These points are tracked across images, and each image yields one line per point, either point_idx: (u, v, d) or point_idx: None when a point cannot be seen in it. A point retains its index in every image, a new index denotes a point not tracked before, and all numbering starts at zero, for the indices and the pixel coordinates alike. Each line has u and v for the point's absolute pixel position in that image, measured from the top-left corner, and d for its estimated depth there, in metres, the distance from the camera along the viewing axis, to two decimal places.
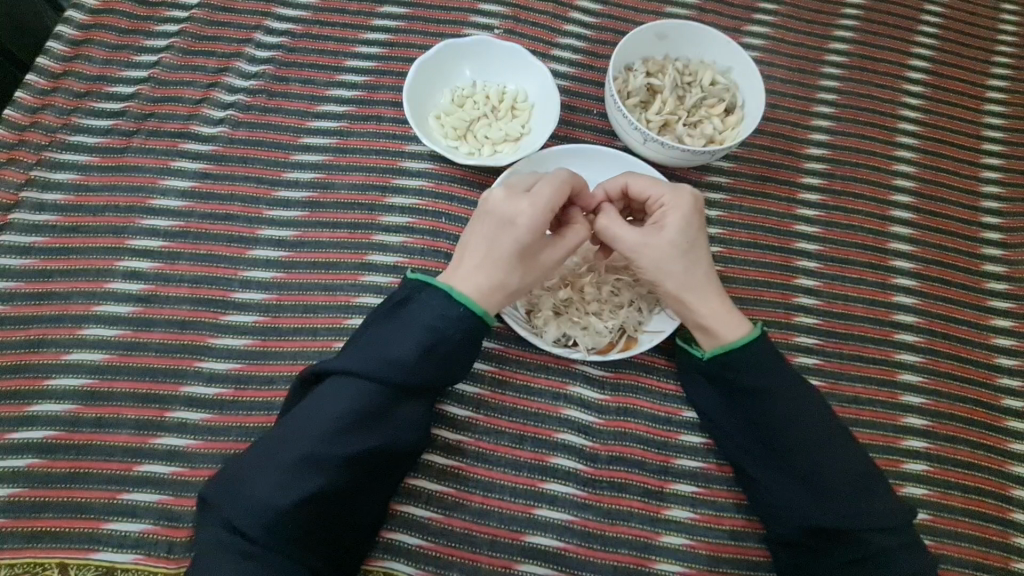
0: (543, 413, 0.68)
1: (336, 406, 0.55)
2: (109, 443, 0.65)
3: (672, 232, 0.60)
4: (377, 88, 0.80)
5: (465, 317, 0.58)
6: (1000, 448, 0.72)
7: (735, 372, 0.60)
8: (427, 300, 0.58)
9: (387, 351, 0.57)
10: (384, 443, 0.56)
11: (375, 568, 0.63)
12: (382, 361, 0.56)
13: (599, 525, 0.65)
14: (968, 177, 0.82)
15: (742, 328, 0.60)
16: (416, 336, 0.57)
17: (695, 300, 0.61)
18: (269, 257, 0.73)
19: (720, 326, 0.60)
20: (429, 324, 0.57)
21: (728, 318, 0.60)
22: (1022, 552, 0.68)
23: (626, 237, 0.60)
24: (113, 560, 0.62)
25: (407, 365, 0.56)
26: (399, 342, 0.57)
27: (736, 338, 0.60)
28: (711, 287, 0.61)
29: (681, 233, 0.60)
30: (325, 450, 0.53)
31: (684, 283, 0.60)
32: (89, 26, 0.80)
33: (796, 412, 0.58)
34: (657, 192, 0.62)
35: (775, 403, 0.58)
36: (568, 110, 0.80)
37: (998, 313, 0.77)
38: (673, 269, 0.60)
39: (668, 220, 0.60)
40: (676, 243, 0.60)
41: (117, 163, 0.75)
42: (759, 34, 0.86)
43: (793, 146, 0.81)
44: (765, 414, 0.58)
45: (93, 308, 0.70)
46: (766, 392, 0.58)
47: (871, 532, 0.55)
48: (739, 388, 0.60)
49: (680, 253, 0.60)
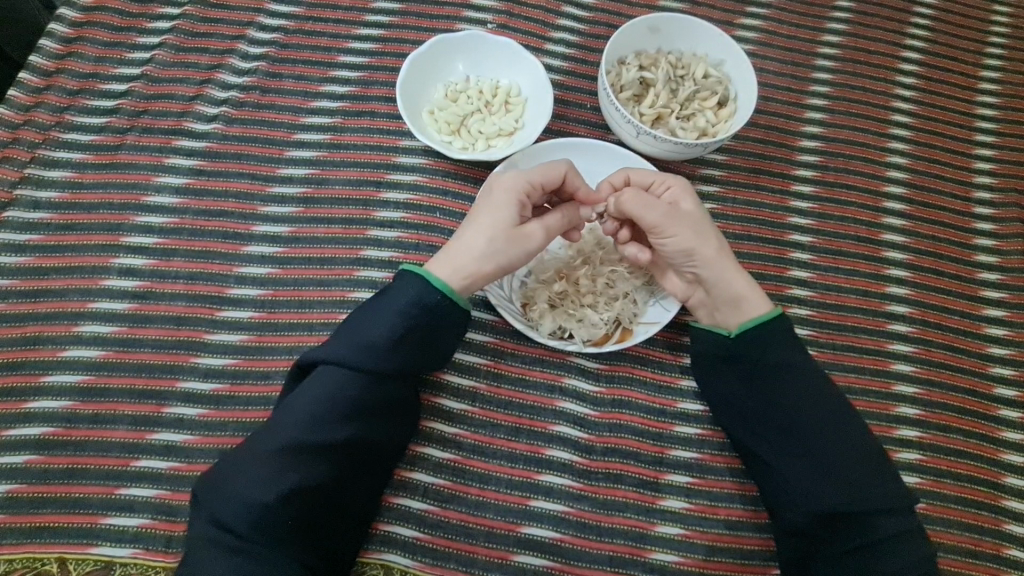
0: (538, 406, 0.69)
1: (316, 394, 0.55)
2: (106, 439, 0.66)
3: (689, 207, 0.64)
4: (370, 84, 0.80)
5: (438, 302, 0.58)
6: (992, 437, 0.72)
7: (763, 347, 0.60)
8: (401, 285, 0.58)
9: (363, 336, 0.57)
10: (363, 432, 0.57)
11: (371, 559, 0.63)
12: (358, 347, 0.56)
13: (594, 516, 0.66)
14: (960, 167, 0.82)
15: (764, 298, 0.63)
16: (389, 322, 0.57)
17: (726, 271, 0.63)
18: (263, 253, 0.73)
19: (751, 296, 0.63)
20: (401, 308, 0.57)
21: (753, 288, 0.63)
22: (1014, 539, 0.69)
23: (657, 209, 0.62)
24: (111, 554, 0.62)
25: (383, 350, 0.56)
26: (373, 326, 0.57)
27: (762, 312, 0.62)
28: (732, 261, 0.64)
29: (696, 208, 0.65)
30: (305, 439, 0.54)
31: (712, 255, 0.63)
32: (81, 24, 0.80)
33: (818, 388, 0.60)
34: (660, 177, 0.67)
35: (795, 380, 0.60)
36: (561, 104, 0.81)
37: (990, 303, 0.77)
38: (702, 240, 0.63)
39: (681, 199, 0.65)
40: (695, 216, 0.64)
41: (111, 161, 0.75)
42: (752, 26, 0.86)
43: (786, 138, 0.82)
44: (786, 392, 0.59)
45: (89, 304, 0.70)
46: (789, 369, 0.60)
47: (878, 515, 0.56)
48: (763, 367, 0.60)
49: (702, 227, 0.64)
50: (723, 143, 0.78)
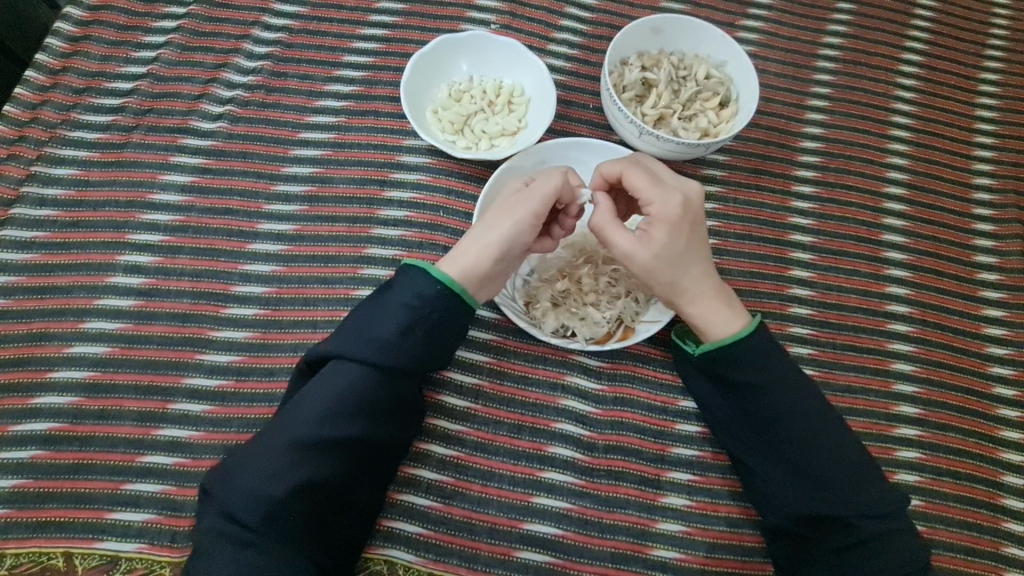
0: (541, 404, 0.69)
1: (323, 390, 0.56)
2: (111, 435, 0.66)
3: (660, 240, 0.60)
4: (374, 84, 0.81)
5: (444, 294, 0.58)
6: (991, 435, 0.73)
7: (729, 366, 0.60)
8: (407, 280, 0.59)
9: (370, 332, 0.57)
10: (370, 427, 0.57)
11: (375, 555, 0.63)
12: (365, 342, 0.57)
13: (596, 513, 0.66)
14: (960, 168, 0.83)
15: (734, 326, 0.60)
16: (394, 317, 0.57)
17: (684, 303, 0.62)
18: (268, 251, 0.73)
19: (710, 327, 0.61)
20: (406, 303, 0.58)
21: (716, 322, 0.61)
22: (1013, 537, 0.70)
23: (617, 240, 0.60)
24: (117, 549, 0.63)
25: (389, 345, 0.57)
26: (380, 321, 0.58)
27: (725, 337, 0.60)
28: (703, 290, 0.61)
29: (669, 242, 0.60)
30: (313, 433, 0.54)
31: (673, 288, 0.61)
32: (88, 23, 0.81)
33: (790, 402, 0.58)
34: (647, 193, 0.61)
35: (767, 396, 0.58)
36: (564, 104, 0.81)
37: (989, 303, 0.78)
38: (662, 277, 0.60)
39: (654, 231, 0.60)
40: (664, 253, 0.60)
41: (116, 159, 0.76)
42: (753, 28, 0.87)
43: (787, 139, 0.82)
44: (760, 407, 0.59)
45: (95, 301, 0.70)
46: (759, 386, 0.58)
47: (861, 519, 0.56)
48: (734, 382, 0.60)
49: (670, 262, 0.60)
50: (725, 144, 0.79)
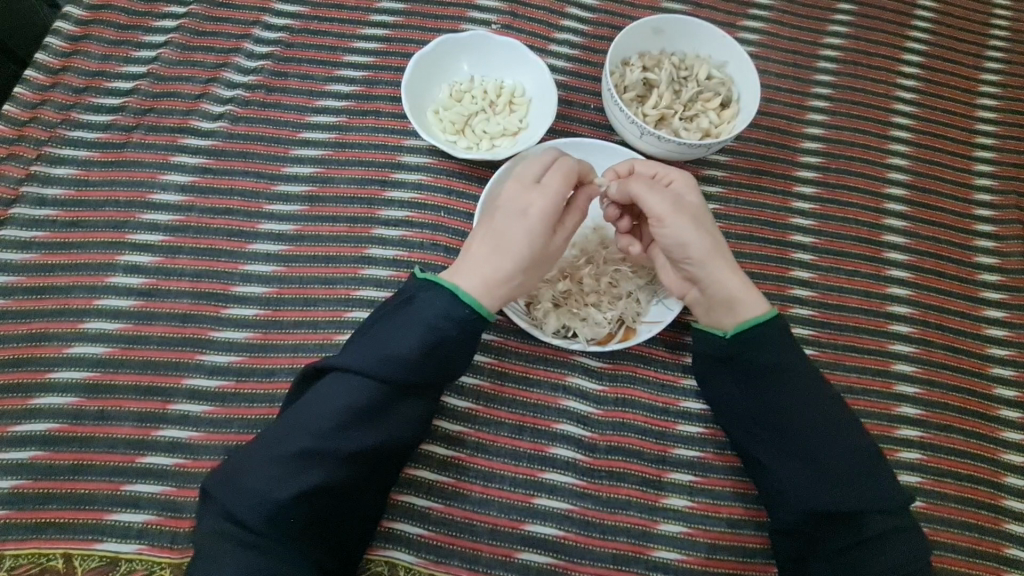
0: (542, 404, 0.69)
1: (338, 402, 0.55)
2: (111, 435, 0.66)
3: (694, 202, 0.63)
4: (374, 84, 0.80)
5: (469, 318, 0.57)
6: (991, 436, 0.73)
7: (754, 350, 0.59)
8: (430, 296, 0.57)
9: (389, 346, 0.56)
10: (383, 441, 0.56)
11: (376, 556, 0.63)
12: (383, 356, 0.56)
13: (598, 514, 0.66)
14: (961, 169, 0.83)
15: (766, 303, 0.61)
16: (417, 334, 0.56)
17: (724, 271, 0.60)
18: (268, 251, 0.73)
19: (748, 298, 0.60)
20: (430, 322, 0.56)
21: (753, 291, 0.60)
22: (1014, 538, 0.70)
23: (659, 201, 0.60)
24: (116, 550, 0.62)
25: (409, 362, 0.55)
26: (401, 337, 0.56)
27: (762, 312, 0.60)
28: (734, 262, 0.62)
29: (700, 204, 0.63)
30: (325, 444, 0.54)
31: (713, 252, 0.60)
32: (88, 23, 0.81)
33: (807, 392, 0.58)
34: (665, 171, 0.66)
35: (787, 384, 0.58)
36: (565, 105, 0.81)
37: (990, 304, 0.78)
38: (705, 236, 0.61)
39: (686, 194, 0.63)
40: (700, 211, 0.62)
41: (117, 158, 0.75)
42: (754, 28, 0.87)
43: (788, 140, 0.82)
44: (778, 396, 0.59)
45: (94, 301, 0.70)
46: (782, 371, 0.58)
47: (869, 515, 0.56)
48: (756, 369, 0.59)
49: (706, 226, 0.61)
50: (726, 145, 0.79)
